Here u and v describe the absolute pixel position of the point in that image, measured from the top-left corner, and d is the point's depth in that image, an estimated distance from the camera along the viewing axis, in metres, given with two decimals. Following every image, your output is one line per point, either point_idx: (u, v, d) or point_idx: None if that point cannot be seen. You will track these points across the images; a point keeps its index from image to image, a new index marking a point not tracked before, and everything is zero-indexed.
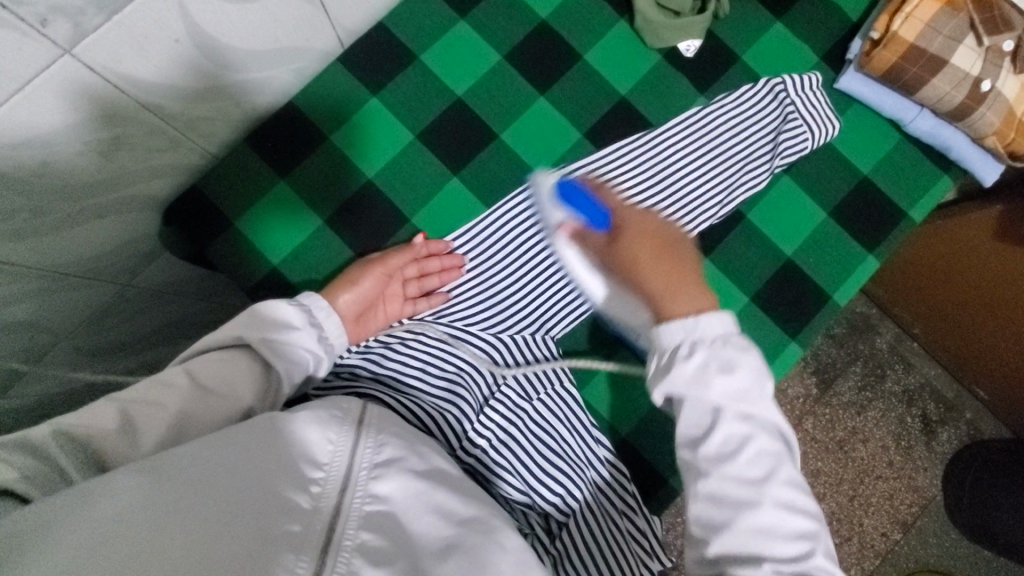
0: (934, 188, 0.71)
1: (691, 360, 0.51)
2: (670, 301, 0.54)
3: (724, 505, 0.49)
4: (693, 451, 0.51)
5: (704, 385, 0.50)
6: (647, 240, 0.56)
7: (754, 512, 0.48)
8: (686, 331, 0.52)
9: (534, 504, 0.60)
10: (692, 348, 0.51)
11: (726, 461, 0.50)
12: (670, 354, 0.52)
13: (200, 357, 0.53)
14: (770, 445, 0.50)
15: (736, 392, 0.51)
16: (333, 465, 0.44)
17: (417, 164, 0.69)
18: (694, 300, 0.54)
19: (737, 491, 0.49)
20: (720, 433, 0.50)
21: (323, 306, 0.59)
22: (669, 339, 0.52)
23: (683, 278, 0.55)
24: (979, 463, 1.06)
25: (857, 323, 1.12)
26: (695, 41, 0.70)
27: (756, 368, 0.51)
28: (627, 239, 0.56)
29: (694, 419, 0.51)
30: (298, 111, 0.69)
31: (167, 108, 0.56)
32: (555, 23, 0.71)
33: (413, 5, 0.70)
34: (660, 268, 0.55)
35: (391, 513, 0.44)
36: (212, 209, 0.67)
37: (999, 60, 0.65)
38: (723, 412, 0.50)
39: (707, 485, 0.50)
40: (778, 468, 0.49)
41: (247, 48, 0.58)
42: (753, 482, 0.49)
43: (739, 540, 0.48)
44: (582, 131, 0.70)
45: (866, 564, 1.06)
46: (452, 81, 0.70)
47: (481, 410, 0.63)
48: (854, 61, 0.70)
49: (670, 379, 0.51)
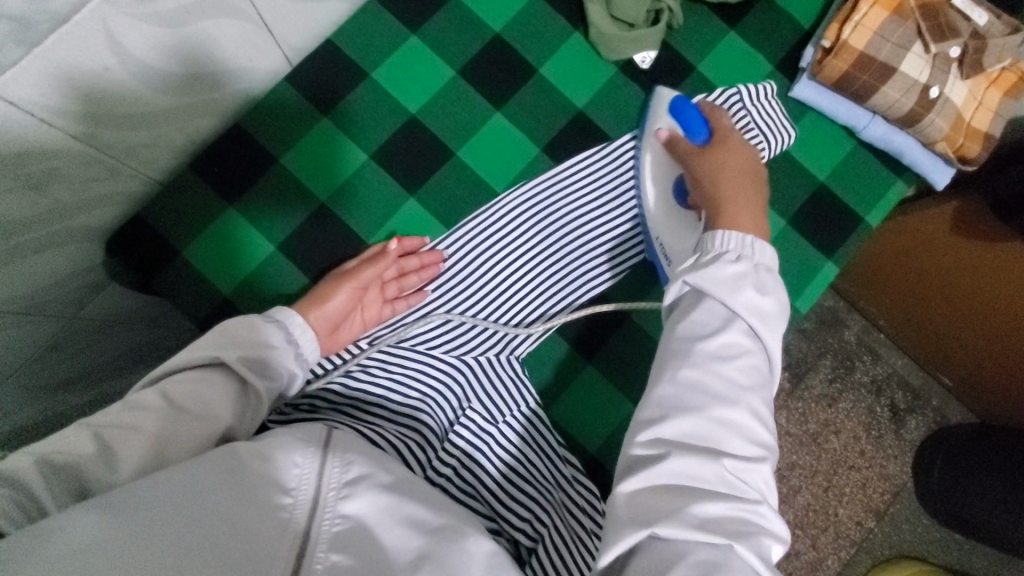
0: (888, 193, 0.72)
1: (736, 264, 0.52)
2: (727, 211, 0.57)
3: (697, 393, 0.47)
4: (691, 343, 0.50)
5: (736, 289, 0.51)
6: (735, 160, 0.61)
7: (725, 408, 0.47)
8: (741, 243, 0.54)
9: (503, 529, 0.58)
10: (739, 256, 0.53)
11: (722, 359, 0.49)
12: (715, 254, 0.54)
13: (172, 378, 0.50)
14: (762, 364, 0.50)
15: (758, 309, 0.51)
16: (300, 491, 0.42)
17: (372, 184, 0.67)
18: (751, 226, 0.57)
19: (715, 385, 0.48)
20: (729, 334, 0.50)
21: (299, 322, 0.56)
22: (722, 243, 0.54)
23: (752, 203, 0.59)
24: (944, 462, 1.03)
25: (826, 318, 1.13)
26: (650, 53, 0.70)
27: (778, 300, 0.52)
28: (720, 153, 0.61)
29: (703, 316, 0.51)
30: (244, 133, 0.66)
31: (102, 138, 0.53)
32: (508, 36, 0.70)
33: (362, 20, 0.68)
34: (737, 183, 0.59)
35: (363, 528, 0.42)
36: (158, 239, 0.64)
37: (945, 67, 0.67)
38: (737, 320, 0.50)
39: (690, 372, 0.48)
40: (761, 386, 0.49)
41: (184, 70, 0.56)
42: (737, 385, 0.48)
43: (700, 428, 0.46)
44: (540, 145, 0.69)
45: (843, 553, 1.08)
46: (406, 99, 0.68)
47: (445, 436, 0.62)
48: (807, 69, 0.70)
49: (707, 272, 0.52)
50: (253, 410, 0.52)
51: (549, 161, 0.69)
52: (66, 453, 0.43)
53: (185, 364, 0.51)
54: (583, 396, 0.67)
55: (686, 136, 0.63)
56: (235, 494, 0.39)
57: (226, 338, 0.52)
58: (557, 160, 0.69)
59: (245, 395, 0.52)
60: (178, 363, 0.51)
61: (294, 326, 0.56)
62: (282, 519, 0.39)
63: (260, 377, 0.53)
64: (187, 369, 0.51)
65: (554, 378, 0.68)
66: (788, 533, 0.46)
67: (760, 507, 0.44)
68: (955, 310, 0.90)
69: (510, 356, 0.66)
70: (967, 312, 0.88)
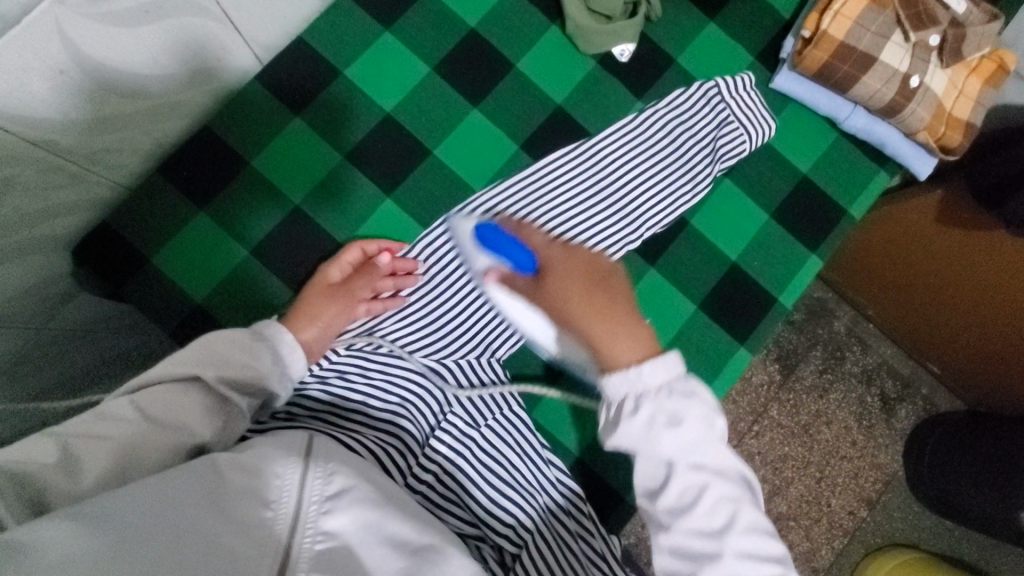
0: (870, 185, 0.72)
1: (637, 416, 0.48)
2: (607, 348, 0.50)
3: (687, 557, 0.48)
4: (652, 504, 0.49)
5: (652, 441, 0.48)
6: (579, 278, 0.50)
7: (715, 565, 0.47)
8: (629, 382, 0.48)
9: (486, 535, 0.57)
10: (636, 400, 0.48)
11: (683, 514, 0.48)
12: (615, 409, 0.49)
13: (153, 392, 0.49)
14: (730, 491, 0.48)
15: (686, 443, 0.48)
16: (282, 502, 0.40)
17: (347, 186, 0.66)
18: (633, 345, 0.50)
19: (694, 546, 0.48)
20: (676, 486, 0.48)
21: (289, 341, 0.55)
22: (613, 394, 0.49)
23: (618, 320, 0.50)
24: (932, 454, 1.03)
25: (815, 309, 1.12)
26: (629, 45, 0.68)
27: (703, 404, 0.48)
28: (555, 282, 0.50)
29: (650, 474, 0.49)
30: (213, 135, 0.64)
31: (63, 143, 0.51)
32: (484, 31, 0.68)
33: (334, 16, 0.67)
34: (601, 309, 0.50)
35: (346, 548, 0.40)
36: (126, 247, 0.63)
37: (926, 55, 0.66)
38: (676, 465, 0.48)
39: (668, 538, 0.48)
40: (737, 515, 0.48)
41: (145, 71, 0.54)
42: (713, 533, 0.47)
43: None
44: (518, 142, 0.68)
45: (836, 543, 1.08)
46: (380, 96, 0.67)
47: (426, 443, 0.61)
48: (788, 60, 0.69)
49: (620, 438, 0.48)
50: (232, 427, 0.51)
51: (527, 158, 0.68)
52: (28, 466, 0.42)
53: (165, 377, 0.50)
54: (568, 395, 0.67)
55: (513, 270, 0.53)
56: (209, 505, 0.37)
57: (210, 354, 0.51)
58: (536, 157, 0.68)
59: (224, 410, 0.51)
60: (159, 375, 0.50)
61: (280, 347, 0.55)
62: (254, 534, 0.37)
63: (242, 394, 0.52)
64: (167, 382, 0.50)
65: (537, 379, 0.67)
66: None
67: None
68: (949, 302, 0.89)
69: (490, 357, 0.65)
70: (959, 306, 0.88)
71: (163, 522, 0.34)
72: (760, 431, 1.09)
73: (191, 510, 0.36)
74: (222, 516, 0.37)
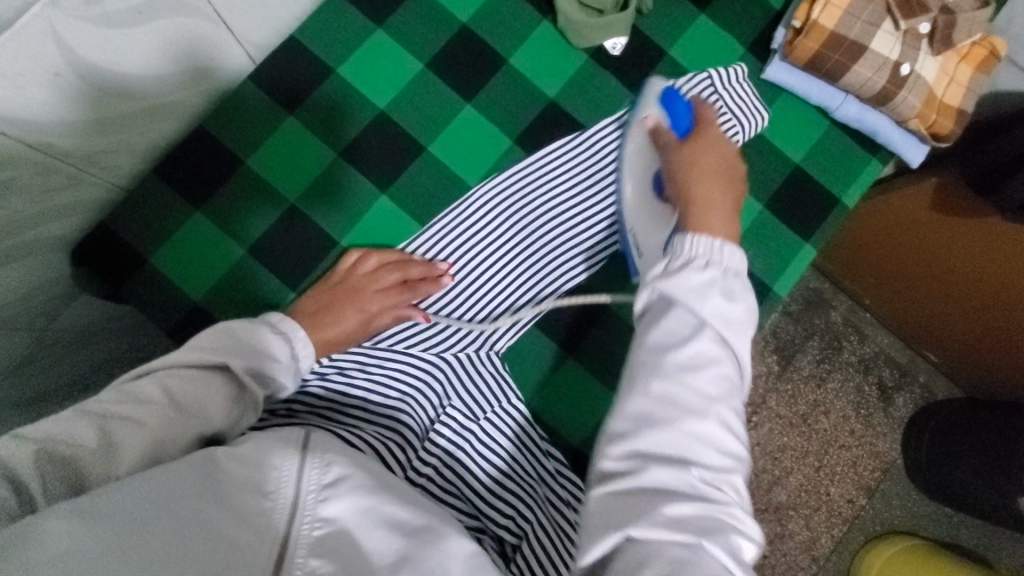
0: (863, 173, 0.72)
1: (703, 272, 0.49)
2: (699, 213, 0.53)
3: (671, 407, 0.46)
4: (660, 354, 0.48)
5: (702, 297, 0.48)
6: (713, 155, 0.57)
7: (696, 421, 0.45)
8: (709, 248, 0.50)
9: (486, 527, 0.58)
10: (707, 263, 0.50)
11: (689, 371, 0.47)
12: (682, 261, 0.50)
13: (177, 374, 0.48)
14: (731, 371, 0.48)
15: (726, 317, 0.49)
16: (281, 492, 0.40)
17: (343, 183, 0.66)
18: (722, 229, 0.53)
19: (685, 398, 0.46)
20: (697, 344, 0.47)
21: (302, 336, 0.55)
22: (690, 248, 0.50)
23: (721, 202, 0.55)
24: (930, 447, 1.03)
25: (812, 299, 1.13)
26: (621, 39, 0.68)
27: (750, 304, 0.50)
28: (698, 144, 0.57)
29: (675, 327, 0.49)
30: (209, 135, 0.65)
31: (61, 146, 0.52)
32: (476, 27, 0.69)
33: (325, 15, 0.67)
34: (712, 183, 0.55)
35: (344, 532, 0.40)
36: (125, 247, 0.63)
37: (916, 43, 0.66)
38: (706, 328, 0.48)
39: (660, 385, 0.46)
40: (730, 394, 0.47)
41: (139, 72, 0.54)
42: (707, 397, 0.46)
43: (673, 441, 0.45)
44: (512, 137, 0.68)
45: (836, 531, 1.09)
46: (374, 94, 0.67)
47: (426, 436, 0.61)
48: (779, 50, 0.69)
49: (675, 281, 0.49)
50: (243, 417, 0.51)
51: (522, 152, 0.68)
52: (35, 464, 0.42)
53: (186, 360, 0.49)
54: (566, 388, 0.67)
55: (668, 129, 0.60)
56: (211, 497, 0.38)
57: (234, 344, 0.51)
58: (530, 151, 0.68)
59: (240, 400, 0.51)
60: (181, 358, 0.49)
61: (297, 342, 0.55)
62: (258, 524, 0.37)
63: (259, 386, 0.52)
64: (191, 367, 0.49)
65: (534, 372, 0.67)
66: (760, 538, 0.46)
67: (733, 509, 0.44)
68: (942, 289, 0.90)
69: (488, 350, 0.65)
70: (954, 292, 0.88)
71: (169, 516, 0.35)
72: (758, 421, 1.10)
73: (195, 503, 0.37)
74: (225, 507, 0.37)
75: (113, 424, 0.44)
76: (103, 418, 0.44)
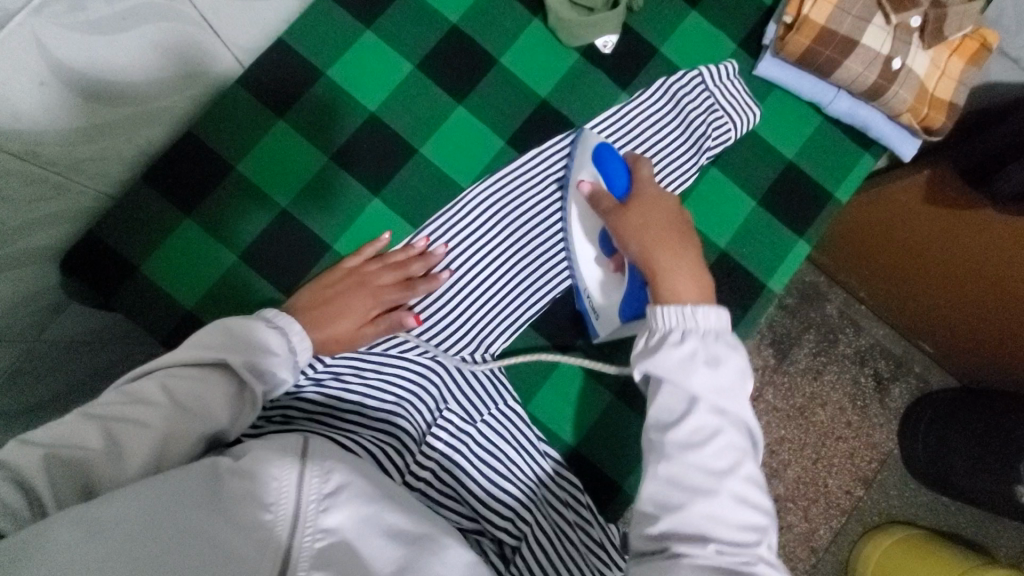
0: (856, 168, 0.72)
1: (681, 346, 0.51)
2: (666, 280, 0.54)
3: (681, 488, 0.49)
4: (663, 434, 0.51)
5: (688, 372, 0.51)
6: (659, 214, 0.57)
7: (708, 499, 0.48)
8: (682, 317, 0.52)
9: (486, 529, 0.59)
10: (684, 334, 0.52)
11: (693, 449, 0.50)
12: (659, 338, 0.52)
13: (177, 372, 0.49)
14: (737, 441, 0.51)
15: (716, 387, 0.51)
16: (281, 504, 0.40)
17: (335, 186, 0.65)
18: (692, 290, 0.54)
19: (692, 478, 0.49)
20: (694, 420, 0.50)
21: (299, 331, 0.54)
22: (664, 322, 0.52)
23: (684, 260, 0.55)
24: (926, 437, 1.03)
25: (807, 292, 1.13)
26: (612, 37, 0.68)
27: (740, 365, 0.52)
28: (640, 207, 0.57)
29: (674, 406, 0.51)
30: (198, 141, 0.64)
31: (46, 154, 0.51)
32: (466, 26, 0.68)
33: (313, 17, 0.66)
34: (668, 245, 0.56)
35: (345, 543, 0.40)
36: (116, 256, 0.62)
37: (907, 37, 0.66)
38: (700, 402, 0.51)
39: (668, 467, 0.50)
40: (739, 463, 0.50)
41: (124, 77, 0.53)
42: (716, 472, 0.49)
43: (689, 520, 0.48)
44: (504, 137, 0.68)
45: (834, 523, 1.10)
46: (364, 96, 0.66)
47: (423, 440, 0.61)
48: (770, 46, 0.69)
49: (657, 360, 0.51)
50: (249, 413, 0.51)
51: (515, 152, 0.68)
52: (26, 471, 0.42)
53: (186, 360, 0.50)
54: (564, 388, 0.67)
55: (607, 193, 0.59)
56: (209, 507, 0.37)
57: (233, 340, 0.51)
58: (522, 151, 0.68)
59: (241, 397, 0.51)
60: (182, 357, 0.50)
61: (293, 334, 0.54)
62: (258, 537, 0.37)
63: (259, 382, 0.52)
64: (192, 365, 0.50)
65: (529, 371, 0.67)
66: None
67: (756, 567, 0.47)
68: (937, 282, 0.91)
69: (485, 352, 0.65)
70: (958, 288, 0.88)
71: (165, 528, 0.34)
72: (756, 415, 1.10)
73: (193, 516, 0.36)
74: (222, 516, 0.37)
75: (105, 435, 0.44)
76: (93, 430, 0.44)
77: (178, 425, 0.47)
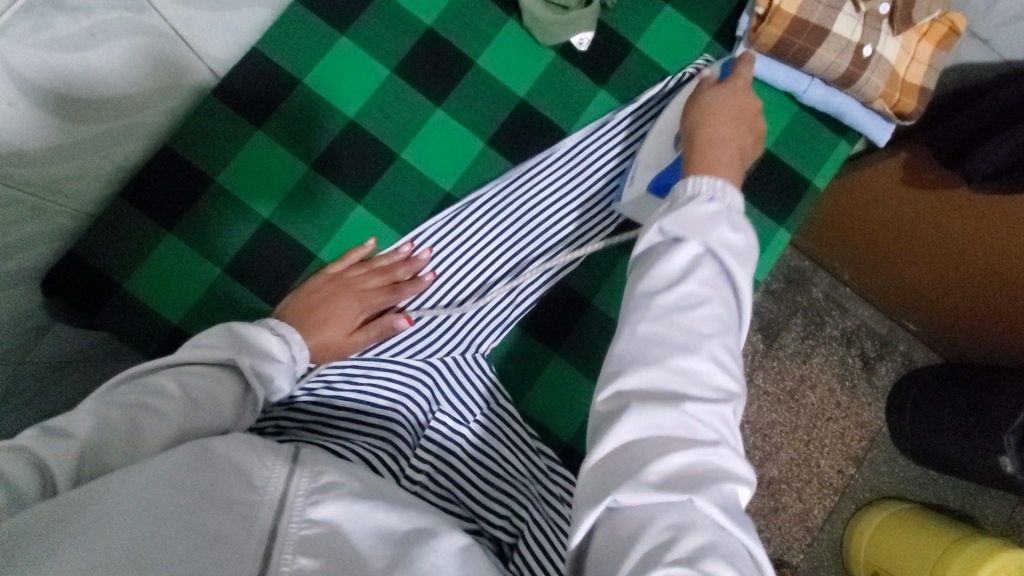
0: (833, 155, 0.74)
1: (708, 205, 0.49)
2: (703, 153, 0.54)
3: (661, 344, 0.45)
4: (654, 291, 0.47)
5: (707, 227, 0.48)
6: (732, 103, 0.57)
7: (687, 356, 0.44)
8: (712, 187, 0.51)
9: (483, 528, 0.59)
10: (711, 199, 0.50)
11: (681, 310, 0.46)
12: (686, 197, 0.51)
13: (189, 369, 0.49)
14: (727, 315, 0.47)
15: (726, 250, 0.48)
16: (268, 488, 0.40)
17: (316, 196, 0.65)
18: (728, 174, 0.53)
19: (676, 336, 0.45)
20: (691, 280, 0.47)
21: (298, 341, 0.55)
22: (694, 186, 0.51)
23: (732, 141, 0.56)
24: (914, 413, 1.05)
25: (793, 277, 1.14)
26: (588, 33, 0.68)
27: (750, 240, 0.50)
28: (725, 92, 0.58)
29: (670, 266, 0.47)
30: (176, 155, 0.64)
31: (19, 175, 0.49)
32: (442, 29, 0.68)
33: (288, 25, 0.66)
34: (726, 127, 0.56)
35: (336, 533, 0.39)
36: (97, 273, 0.61)
37: (876, 25, 0.67)
38: (702, 264, 0.47)
39: (652, 323, 0.45)
40: (724, 335, 0.46)
41: (97, 93, 0.53)
42: (700, 334, 0.45)
43: (662, 378, 0.44)
44: (484, 139, 0.68)
45: (827, 502, 1.11)
46: (343, 103, 0.66)
47: (417, 442, 0.62)
48: (744, 38, 0.70)
49: (680, 212, 0.49)
50: (251, 416, 0.51)
51: (497, 155, 0.68)
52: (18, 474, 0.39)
53: (197, 359, 0.50)
54: (556, 384, 0.68)
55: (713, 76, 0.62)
56: (199, 494, 0.37)
57: (241, 342, 0.52)
58: (504, 152, 0.68)
59: (245, 399, 0.51)
60: (191, 358, 0.50)
61: (294, 344, 0.55)
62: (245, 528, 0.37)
63: (263, 388, 0.52)
64: (201, 364, 0.50)
65: (515, 369, 0.68)
66: (751, 479, 0.43)
67: (719, 448, 0.42)
68: (915, 261, 0.93)
69: (476, 352, 0.66)
70: (944, 267, 0.89)
71: (153, 516, 0.34)
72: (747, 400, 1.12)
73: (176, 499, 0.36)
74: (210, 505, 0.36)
75: None
76: None
77: (192, 423, 0.46)
